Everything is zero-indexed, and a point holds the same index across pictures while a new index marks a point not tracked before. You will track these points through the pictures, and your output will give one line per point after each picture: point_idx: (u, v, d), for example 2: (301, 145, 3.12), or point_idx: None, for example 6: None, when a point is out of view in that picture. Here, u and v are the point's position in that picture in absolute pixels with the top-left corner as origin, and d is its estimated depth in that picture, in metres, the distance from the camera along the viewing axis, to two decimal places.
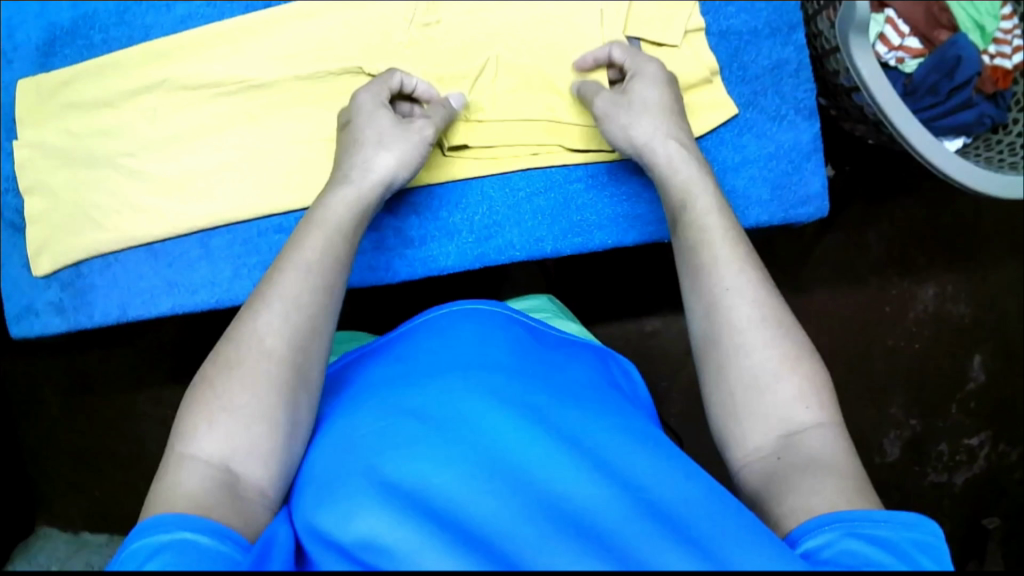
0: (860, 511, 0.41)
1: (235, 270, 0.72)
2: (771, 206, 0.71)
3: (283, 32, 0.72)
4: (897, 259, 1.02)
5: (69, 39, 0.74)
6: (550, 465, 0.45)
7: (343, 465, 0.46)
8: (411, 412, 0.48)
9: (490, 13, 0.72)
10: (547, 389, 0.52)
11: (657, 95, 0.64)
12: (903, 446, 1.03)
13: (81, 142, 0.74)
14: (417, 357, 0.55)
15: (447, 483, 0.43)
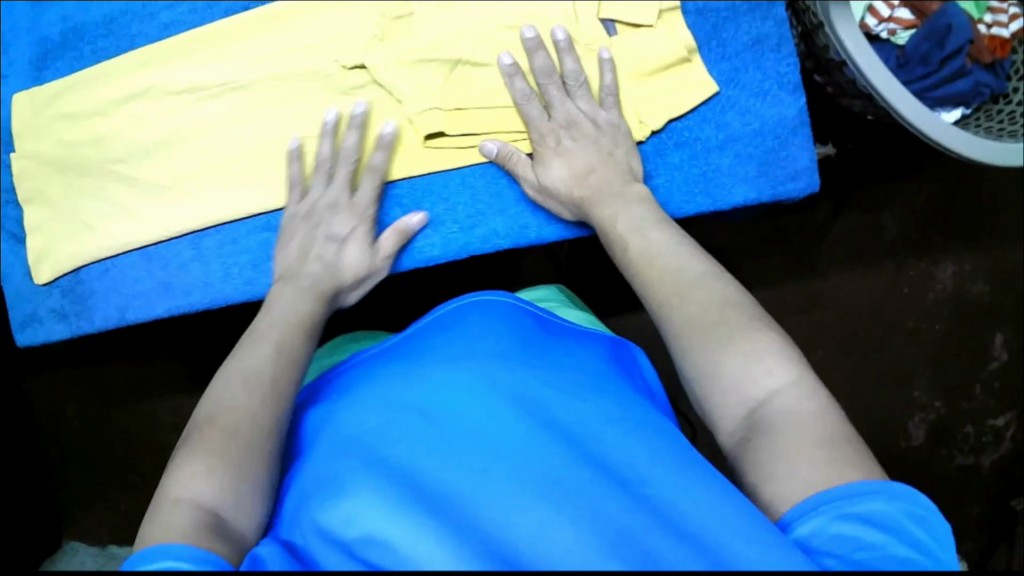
0: (845, 486, 0.42)
1: (226, 271, 0.73)
2: (759, 183, 0.71)
3: (260, 35, 0.73)
4: (911, 240, 0.94)
5: (60, 53, 0.76)
6: (547, 449, 0.45)
7: (345, 464, 0.46)
8: (412, 408, 0.48)
9: (463, 5, 0.72)
10: (543, 377, 0.52)
11: (592, 152, 0.67)
12: (928, 430, 0.95)
13: (73, 150, 0.75)
14: (414, 353, 0.56)
15: (450, 479, 0.44)
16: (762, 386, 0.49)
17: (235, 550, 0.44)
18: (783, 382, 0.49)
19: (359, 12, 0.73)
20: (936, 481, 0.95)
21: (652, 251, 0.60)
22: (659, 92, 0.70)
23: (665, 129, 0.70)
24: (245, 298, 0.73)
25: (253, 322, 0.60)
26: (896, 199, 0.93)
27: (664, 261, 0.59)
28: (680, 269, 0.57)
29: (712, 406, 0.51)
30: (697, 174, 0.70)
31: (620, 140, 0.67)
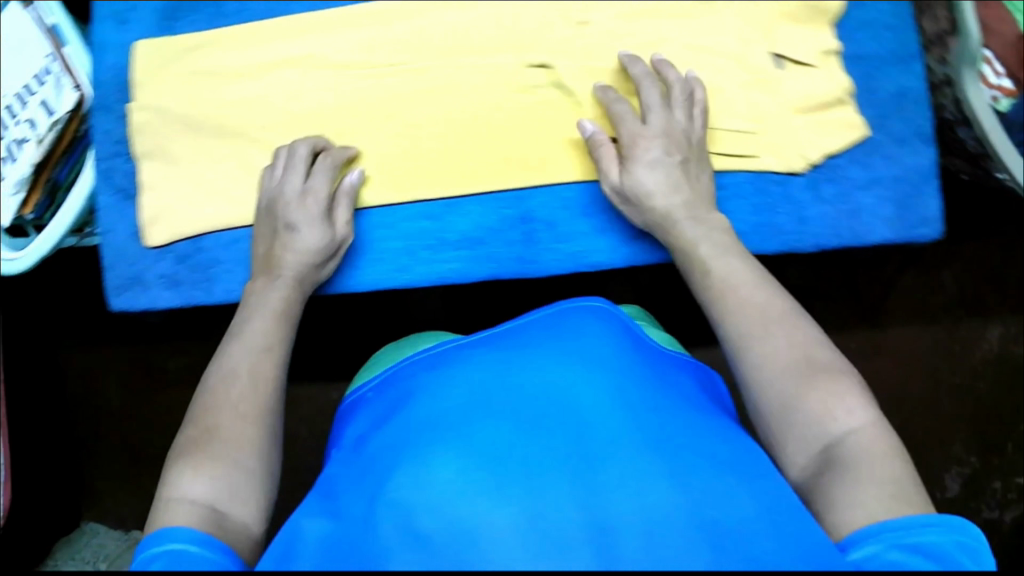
0: (900, 519, 0.45)
1: (376, 254, 0.74)
2: (892, 225, 0.76)
3: (437, 21, 0.77)
4: (968, 299, 0.94)
5: (194, 7, 0.81)
6: (619, 460, 0.44)
7: (420, 444, 0.47)
8: (501, 405, 0.49)
9: (643, 20, 0.75)
10: (633, 379, 0.52)
11: (671, 167, 0.69)
12: (963, 483, 0.93)
13: (207, 110, 0.79)
14: (524, 347, 0.56)
15: (513, 473, 0.44)
16: (841, 425, 0.52)
17: (231, 539, 0.50)
18: (861, 423, 0.52)
19: (539, 15, 0.76)
20: None
21: (731, 283, 0.62)
22: (810, 130, 0.74)
23: (822, 164, 0.75)
24: (390, 285, 0.74)
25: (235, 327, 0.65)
26: (955, 256, 0.94)
27: (746, 292, 0.61)
28: (762, 300, 0.60)
29: (787, 440, 0.53)
30: (845, 211, 0.75)
31: (703, 165, 0.71)
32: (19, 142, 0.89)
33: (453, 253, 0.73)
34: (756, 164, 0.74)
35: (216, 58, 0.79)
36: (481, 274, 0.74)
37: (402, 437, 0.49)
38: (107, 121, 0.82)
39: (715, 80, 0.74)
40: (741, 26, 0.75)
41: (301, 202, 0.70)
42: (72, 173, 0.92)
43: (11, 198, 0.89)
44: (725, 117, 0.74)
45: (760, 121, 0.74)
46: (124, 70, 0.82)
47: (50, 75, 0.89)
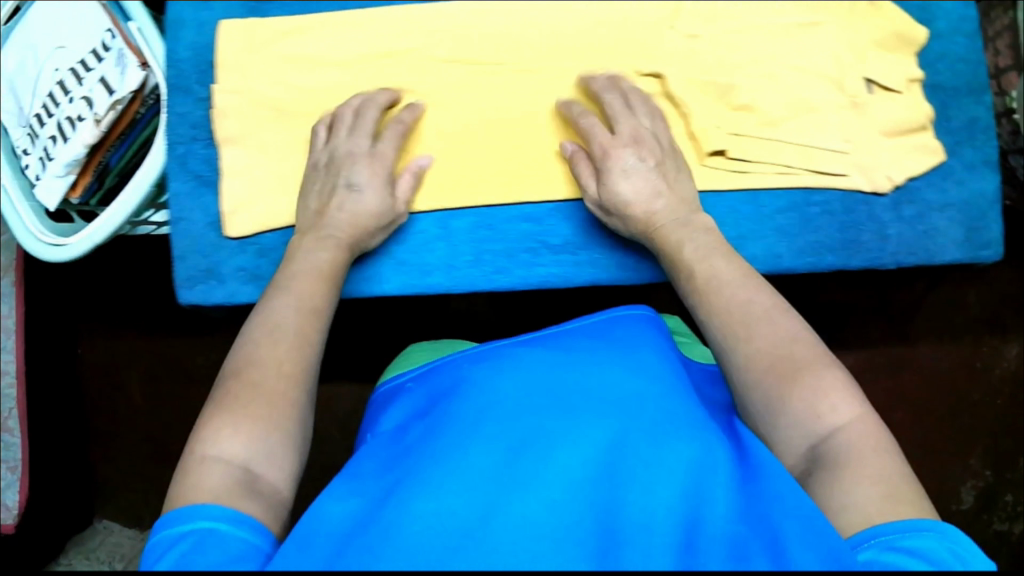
0: (895, 525, 0.48)
1: (473, 257, 0.75)
2: (961, 246, 0.80)
3: (542, 22, 0.78)
4: (989, 317, 0.98)
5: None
6: (640, 484, 0.48)
7: (460, 454, 0.50)
8: (539, 423, 0.52)
9: (747, 35, 0.77)
10: (662, 394, 0.56)
11: (654, 174, 0.72)
12: (978, 496, 0.98)
13: (305, 96, 0.78)
14: (562, 361, 0.59)
15: (539, 488, 0.48)
16: (826, 422, 0.55)
17: (263, 503, 0.51)
18: (849, 418, 0.55)
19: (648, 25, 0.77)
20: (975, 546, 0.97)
21: (717, 282, 0.65)
22: (893, 153, 0.78)
23: (904, 187, 0.79)
24: (494, 285, 0.76)
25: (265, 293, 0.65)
26: (981, 278, 0.98)
27: (731, 291, 0.64)
28: (751, 302, 0.63)
29: (779, 436, 0.57)
30: (922, 231, 0.79)
31: (674, 164, 0.73)
32: (74, 120, 0.84)
33: (556, 255, 0.76)
34: (846, 183, 0.77)
35: (308, 45, 0.78)
36: (586, 276, 0.76)
37: (448, 445, 0.52)
38: (185, 104, 0.79)
39: (817, 99, 0.77)
40: (838, 50, 0.77)
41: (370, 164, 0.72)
42: (124, 157, 0.88)
43: (60, 181, 0.85)
44: (819, 136, 0.77)
45: (854, 143, 0.77)
46: (208, 51, 0.79)
47: (111, 50, 0.84)
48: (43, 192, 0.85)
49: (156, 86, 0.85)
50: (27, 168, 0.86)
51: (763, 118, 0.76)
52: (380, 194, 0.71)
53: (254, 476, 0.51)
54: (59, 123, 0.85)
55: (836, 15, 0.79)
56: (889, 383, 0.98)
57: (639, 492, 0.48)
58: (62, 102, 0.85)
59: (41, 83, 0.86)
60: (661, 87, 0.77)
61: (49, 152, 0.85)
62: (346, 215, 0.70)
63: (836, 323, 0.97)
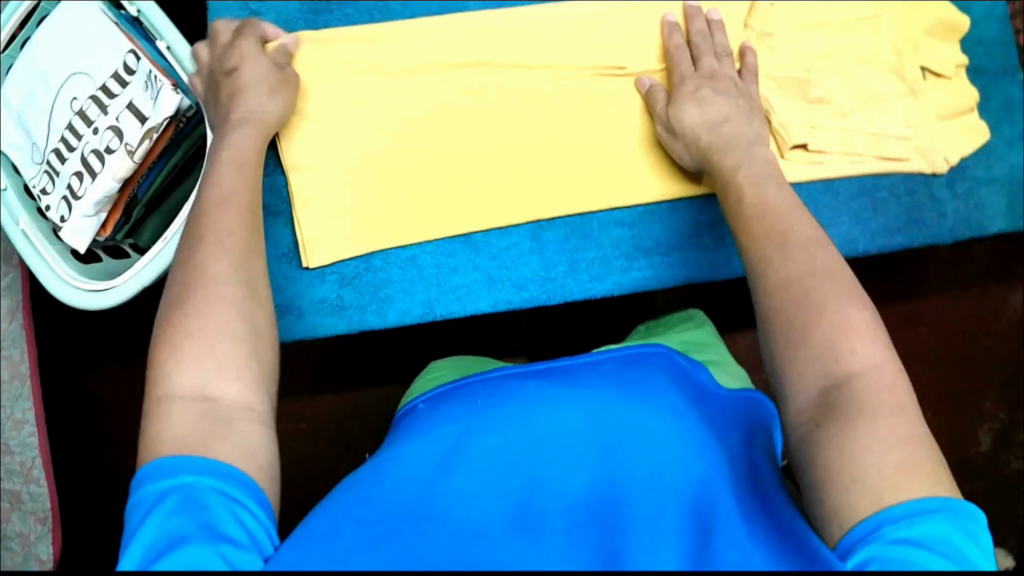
0: (899, 509, 0.41)
1: (566, 264, 0.75)
2: (1007, 215, 0.84)
3: (619, 19, 0.78)
4: (997, 265, 1.03)
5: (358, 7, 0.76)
6: (655, 525, 0.40)
7: (445, 497, 0.43)
8: (538, 456, 0.45)
9: (813, 31, 0.79)
10: (681, 414, 0.48)
11: (728, 102, 0.70)
12: (995, 437, 1.03)
13: (378, 111, 0.73)
14: (565, 384, 0.52)
15: (524, 540, 0.40)
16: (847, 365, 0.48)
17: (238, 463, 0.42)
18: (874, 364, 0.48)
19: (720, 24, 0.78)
20: (994, 485, 1.03)
21: (759, 212, 0.60)
22: (945, 135, 0.82)
23: (956, 166, 0.82)
24: (588, 293, 0.75)
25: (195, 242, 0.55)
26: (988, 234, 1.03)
27: (772, 217, 0.59)
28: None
29: (791, 372, 0.51)
30: (972, 206, 0.83)
31: (753, 106, 0.71)
32: (101, 153, 0.78)
33: (650, 259, 0.75)
34: (910, 167, 0.80)
35: (380, 50, 0.74)
36: (678, 278, 0.76)
37: (433, 480, 0.44)
38: None
39: (882, 89, 0.79)
40: (894, 42, 0.81)
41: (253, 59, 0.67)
42: (153, 185, 0.82)
43: (89, 221, 0.79)
44: (886, 124, 0.79)
45: (915, 128, 0.80)
46: None
47: (139, 72, 0.78)
48: (72, 233, 0.78)
49: (191, 106, 0.79)
50: (47, 210, 0.80)
51: (835, 110, 0.78)
52: (257, 68, 0.67)
53: (229, 421, 0.43)
54: (82, 157, 0.79)
55: (890, 7, 0.81)
56: (903, 339, 1.02)
57: (654, 531, 0.40)
58: (84, 135, 0.79)
59: (57, 116, 0.80)
60: None
61: (75, 189, 0.79)
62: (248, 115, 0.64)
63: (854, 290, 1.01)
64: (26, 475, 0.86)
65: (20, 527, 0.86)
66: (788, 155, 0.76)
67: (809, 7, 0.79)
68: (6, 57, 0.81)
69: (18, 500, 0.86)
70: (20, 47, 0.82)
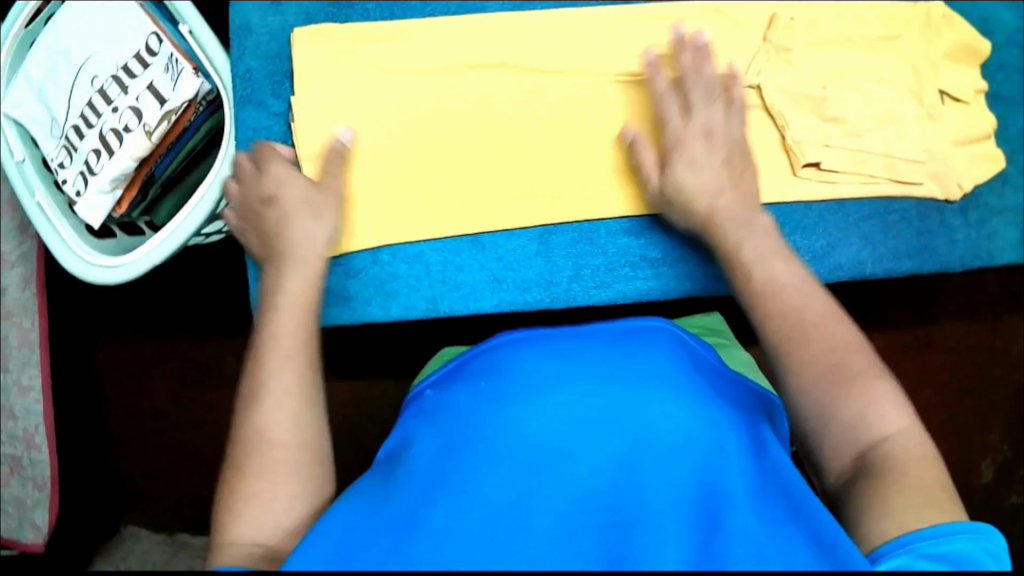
0: (925, 531, 0.47)
1: (572, 270, 0.75)
2: (1017, 246, 0.84)
3: (637, 28, 0.78)
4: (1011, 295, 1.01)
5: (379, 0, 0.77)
6: (651, 513, 0.44)
7: (460, 482, 0.46)
8: (544, 435, 0.48)
9: (833, 49, 0.79)
10: (680, 391, 0.51)
11: (723, 163, 0.71)
12: (997, 470, 1.02)
13: (391, 107, 0.75)
14: (574, 354, 0.55)
15: (532, 522, 0.43)
16: (874, 433, 0.54)
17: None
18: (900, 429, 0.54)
19: (739, 37, 0.78)
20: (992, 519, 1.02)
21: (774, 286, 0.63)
22: (961, 159, 0.81)
23: (971, 193, 0.82)
24: (593, 299, 0.75)
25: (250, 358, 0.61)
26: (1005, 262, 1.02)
27: (790, 296, 0.62)
28: (804, 309, 0.61)
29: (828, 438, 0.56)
30: (983, 234, 0.83)
31: (744, 167, 0.72)
32: (119, 132, 0.80)
33: (656, 268, 0.76)
34: (922, 189, 0.80)
35: (387, 55, 0.76)
36: (682, 289, 0.76)
37: (453, 463, 0.48)
38: (258, 118, 0.75)
39: (898, 111, 0.79)
40: (914, 64, 0.80)
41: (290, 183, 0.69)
42: (171, 167, 0.82)
43: (105, 196, 0.80)
44: (900, 146, 0.79)
45: (930, 153, 0.80)
46: (284, 59, 0.76)
47: (161, 56, 0.80)
48: (87, 208, 0.79)
49: (210, 92, 0.81)
50: (64, 183, 0.81)
51: (850, 130, 0.78)
52: (298, 199, 0.69)
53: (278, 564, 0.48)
54: (101, 134, 0.80)
55: (911, 30, 0.82)
56: (921, 360, 1.00)
57: (652, 520, 0.44)
58: (104, 113, 0.80)
59: (77, 93, 0.81)
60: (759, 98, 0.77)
61: (92, 166, 0.80)
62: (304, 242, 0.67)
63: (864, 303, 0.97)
64: (29, 441, 0.87)
65: (18, 492, 0.88)
66: (799, 171, 0.77)
67: (830, 24, 0.79)
68: (30, 32, 0.82)
69: (19, 464, 0.88)
70: (43, 23, 0.83)
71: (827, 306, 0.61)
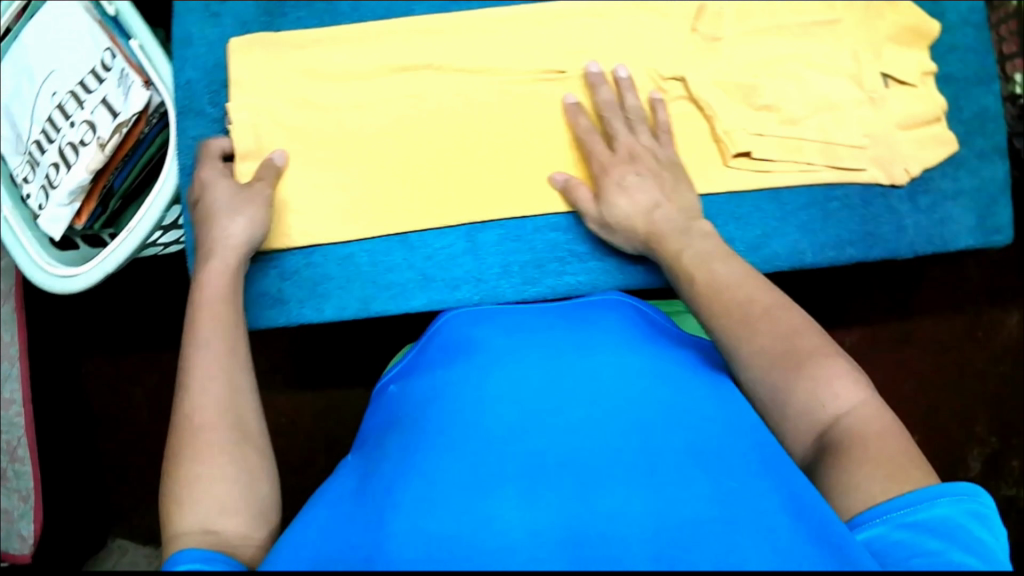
0: (906, 497, 0.46)
1: (500, 267, 0.76)
2: (973, 231, 0.81)
3: (567, 26, 0.78)
4: (991, 287, 1.00)
5: (305, 4, 0.77)
6: (581, 455, 0.47)
7: (408, 464, 0.49)
8: (484, 421, 0.51)
9: (765, 36, 0.78)
10: (606, 376, 0.54)
11: (656, 184, 0.70)
12: (985, 462, 1.00)
13: (323, 113, 0.76)
14: (514, 359, 0.58)
15: (475, 478, 0.46)
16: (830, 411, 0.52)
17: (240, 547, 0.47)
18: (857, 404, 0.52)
19: (665, 28, 0.77)
20: None
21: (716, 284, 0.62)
22: (910, 143, 0.79)
23: (919, 177, 0.80)
24: (521, 296, 0.76)
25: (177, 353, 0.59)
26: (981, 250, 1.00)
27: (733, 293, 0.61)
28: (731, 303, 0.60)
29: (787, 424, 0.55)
30: (936, 219, 0.80)
31: (677, 176, 0.72)
32: (76, 145, 0.82)
33: (584, 263, 0.76)
34: (864, 173, 0.78)
35: (329, 58, 0.76)
36: (613, 283, 0.76)
37: (403, 454, 0.51)
38: (197, 126, 0.77)
39: (836, 96, 0.77)
40: (852, 47, 0.79)
41: (220, 199, 0.69)
42: (129, 179, 0.85)
43: (64, 209, 0.83)
44: (837, 132, 0.78)
45: (873, 138, 0.78)
46: (220, 69, 0.77)
47: (113, 70, 0.82)
48: (48, 221, 0.83)
49: (161, 104, 0.83)
50: (29, 197, 0.85)
51: (785, 117, 0.77)
52: (220, 192, 0.69)
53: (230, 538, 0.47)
54: (60, 148, 0.83)
55: (852, 12, 0.80)
56: (891, 356, 1.00)
57: (587, 461, 0.46)
58: (62, 128, 0.83)
59: (40, 108, 0.84)
60: (685, 90, 0.77)
61: (52, 180, 0.83)
62: (230, 247, 0.66)
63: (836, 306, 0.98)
64: (13, 454, 0.91)
65: (5, 504, 0.91)
66: (732, 161, 0.76)
67: (764, 11, 0.78)
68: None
69: (4, 477, 0.91)
70: (10, 41, 0.87)
71: (724, 301, 0.61)
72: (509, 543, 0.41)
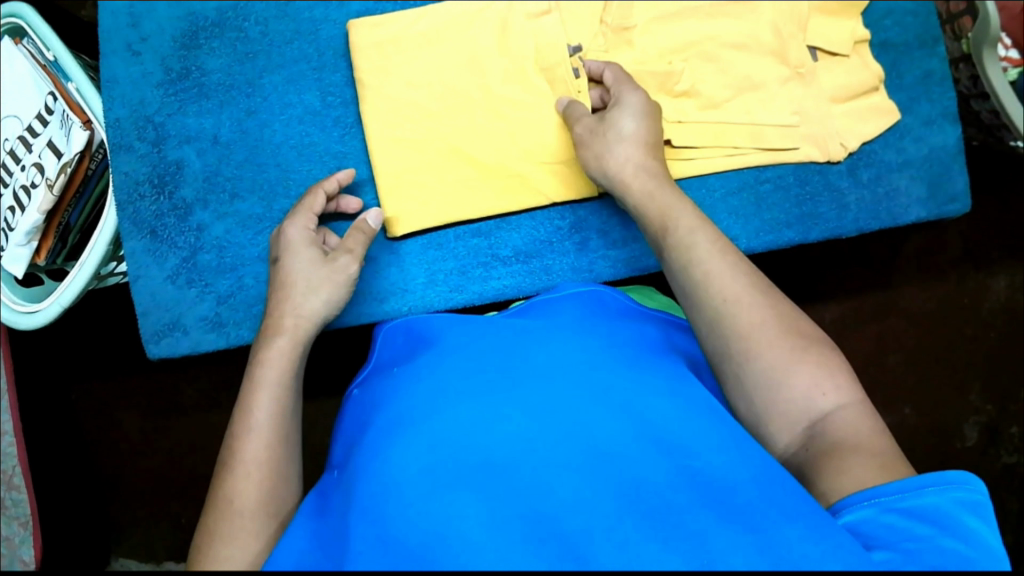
0: (897, 483, 0.42)
1: (429, 277, 0.75)
2: (926, 204, 0.77)
3: (502, 33, 0.76)
4: (974, 252, 1.00)
5: (217, 31, 0.77)
6: (555, 433, 0.44)
7: (377, 445, 0.46)
8: (456, 390, 0.48)
9: (680, 21, 0.77)
10: (571, 347, 0.52)
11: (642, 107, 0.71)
12: (981, 431, 1.00)
13: (250, 136, 0.77)
14: (482, 336, 0.56)
15: (451, 456, 0.43)
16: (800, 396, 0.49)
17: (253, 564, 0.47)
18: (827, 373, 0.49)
19: (577, 24, 0.77)
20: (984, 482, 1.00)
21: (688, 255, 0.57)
22: (847, 116, 0.76)
23: (859, 151, 0.77)
24: (450, 303, 0.75)
25: (238, 392, 0.57)
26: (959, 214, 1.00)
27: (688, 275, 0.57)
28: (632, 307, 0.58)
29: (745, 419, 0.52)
30: (882, 194, 0.77)
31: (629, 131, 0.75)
32: (28, 187, 0.84)
33: (510, 267, 0.75)
34: (796, 150, 0.75)
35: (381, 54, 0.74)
36: (539, 287, 0.76)
37: (373, 436, 0.48)
38: (130, 161, 0.76)
39: (759, 76, 0.76)
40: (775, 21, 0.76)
41: (302, 272, 0.66)
42: (82, 214, 0.89)
43: (22, 249, 0.84)
44: (761, 113, 0.75)
45: (804, 115, 0.76)
46: (147, 106, 0.76)
47: (56, 115, 0.85)
48: (9, 261, 0.84)
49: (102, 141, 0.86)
50: None
51: (705, 102, 0.75)
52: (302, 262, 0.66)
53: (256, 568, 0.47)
54: (15, 192, 0.85)
55: None
56: (877, 331, 0.99)
57: (559, 439, 0.44)
58: (16, 172, 0.86)
59: None
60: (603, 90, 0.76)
61: (10, 223, 0.85)
62: (300, 320, 0.63)
63: (810, 284, 0.97)
64: (10, 482, 0.93)
65: (5, 532, 0.93)
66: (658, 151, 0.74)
67: None
68: None
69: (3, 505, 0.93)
70: None
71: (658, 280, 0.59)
72: (474, 543, 0.38)
